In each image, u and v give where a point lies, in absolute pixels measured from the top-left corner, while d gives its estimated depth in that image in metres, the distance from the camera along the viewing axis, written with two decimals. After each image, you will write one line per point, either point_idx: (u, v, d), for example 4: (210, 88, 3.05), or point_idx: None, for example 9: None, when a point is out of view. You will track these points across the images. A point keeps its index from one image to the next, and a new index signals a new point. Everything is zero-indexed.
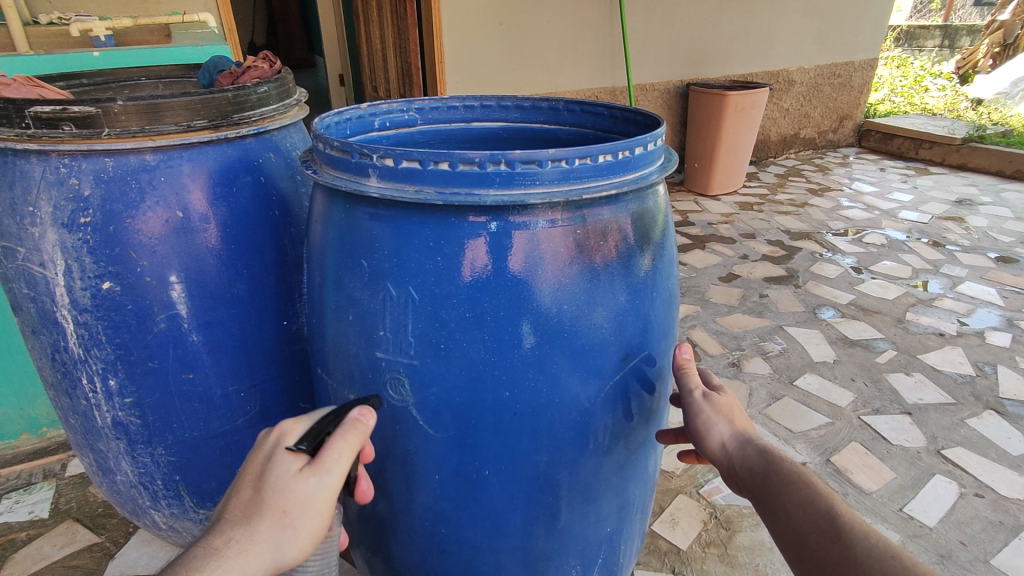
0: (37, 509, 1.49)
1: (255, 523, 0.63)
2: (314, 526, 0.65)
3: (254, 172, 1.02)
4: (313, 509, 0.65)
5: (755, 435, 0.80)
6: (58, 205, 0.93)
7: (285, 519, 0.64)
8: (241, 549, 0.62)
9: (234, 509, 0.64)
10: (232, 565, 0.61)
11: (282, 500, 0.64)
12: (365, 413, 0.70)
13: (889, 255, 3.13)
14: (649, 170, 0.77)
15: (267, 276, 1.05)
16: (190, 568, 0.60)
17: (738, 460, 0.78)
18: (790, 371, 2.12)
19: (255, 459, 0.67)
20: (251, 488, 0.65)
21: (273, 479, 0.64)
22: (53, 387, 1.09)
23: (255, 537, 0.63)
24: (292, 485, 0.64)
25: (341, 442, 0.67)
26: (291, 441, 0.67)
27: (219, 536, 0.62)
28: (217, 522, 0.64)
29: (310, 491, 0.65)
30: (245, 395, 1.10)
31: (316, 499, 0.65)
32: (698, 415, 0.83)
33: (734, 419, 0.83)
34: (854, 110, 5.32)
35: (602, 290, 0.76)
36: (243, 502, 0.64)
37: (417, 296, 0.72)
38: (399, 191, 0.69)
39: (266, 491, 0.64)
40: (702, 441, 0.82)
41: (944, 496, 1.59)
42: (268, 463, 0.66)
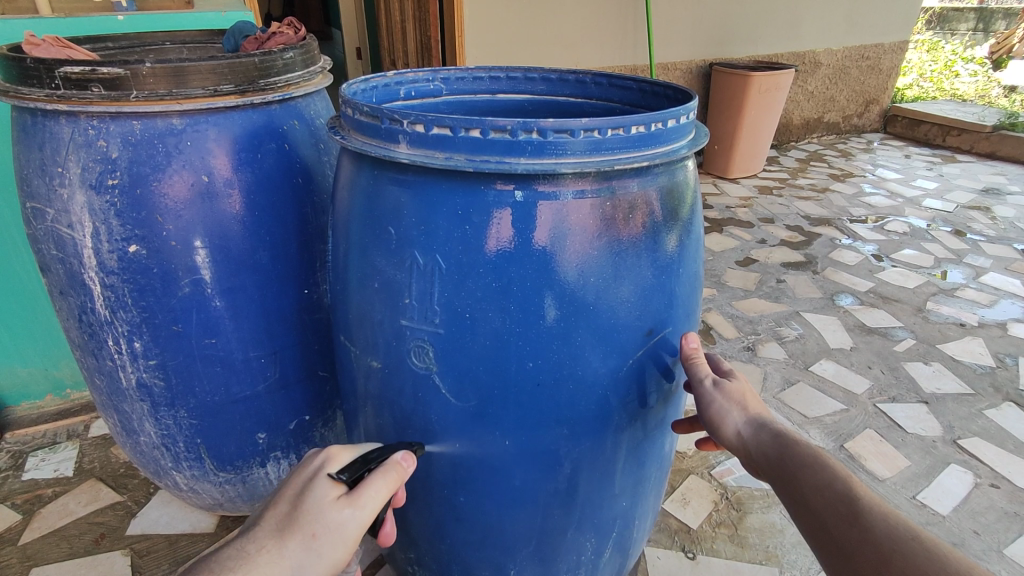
0: (62, 467, 1.53)
1: (286, 539, 0.65)
2: (337, 556, 0.66)
3: (279, 139, 1.02)
4: (340, 538, 0.66)
5: (768, 419, 0.80)
6: (86, 166, 0.93)
7: (313, 543, 0.65)
8: (269, 559, 0.63)
9: (270, 520, 0.66)
10: (260, 573, 0.62)
11: (316, 523, 0.65)
12: (406, 460, 0.73)
13: (911, 243, 3.08)
14: (680, 143, 0.76)
15: (290, 243, 1.05)
16: (223, 567, 0.62)
17: (753, 447, 0.78)
18: (805, 357, 2.10)
19: (298, 477, 0.70)
20: (289, 504, 0.67)
21: (311, 501, 0.66)
22: (79, 347, 1.11)
23: (283, 552, 0.64)
24: (326, 511, 0.66)
25: (378, 480, 0.70)
26: (334, 469, 0.70)
27: (252, 542, 0.64)
28: (252, 529, 0.66)
29: (341, 520, 0.67)
30: (265, 361, 1.11)
31: (345, 530, 0.67)
32: (711, 403, 0.82)
33: (748, 405, 0.82)
34: (881, 94, 5.19)
35: (627, 265, 0.75)
36: (279, 516, 0.66)
37: (444, 265, 0.72)
38: (430, 158, 0.68)
39: (301, 512, 0.66)
40: (717, 429, 0.82)
41: (958, 485, 1.59)
42: (309, 485, 0.68)
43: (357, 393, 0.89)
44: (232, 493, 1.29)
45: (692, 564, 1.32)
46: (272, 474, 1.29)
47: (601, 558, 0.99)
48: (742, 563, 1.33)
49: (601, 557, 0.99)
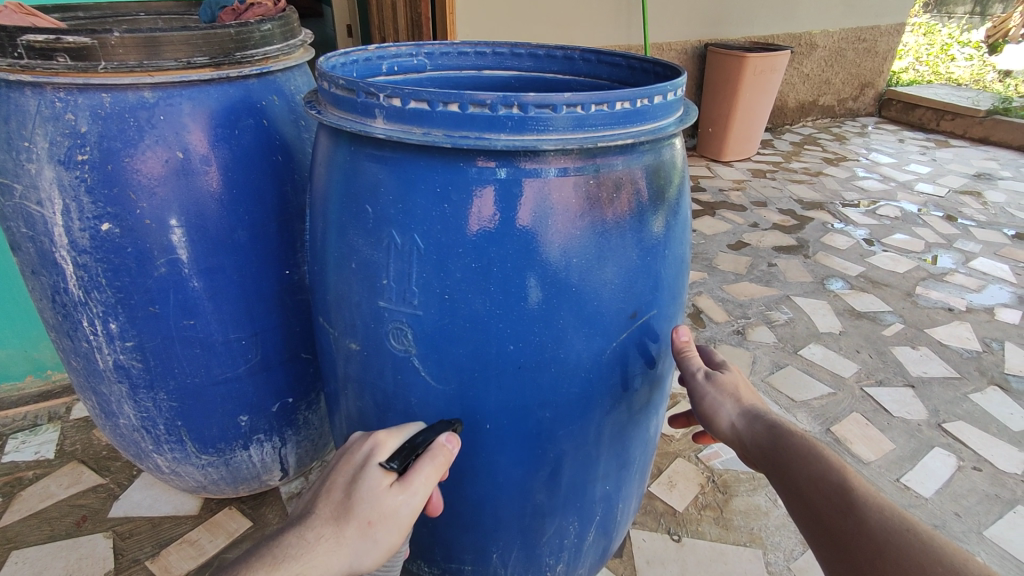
0: (43, 449, 1.52)
1: (343, 527, 0.65)
2: (393, 542, 0.67)
3: (257, 115, 0.99)
4: (395, 525, 0.67)
5: (761, 411, 0.81)
6: (54, 140, 0.90)
7: (370, 529, 0.65)
8: (328, 547, 0.64)
9: (324, 507, 0.66)
10: (320, 561, 0.63)
11: (372, 511, 0.66)
12: (450, 445, 0.71)
13: (902, 228, 3.08)
14: (667, 121, 0.74)
15: (269, 223, 1.03)
16: (285, 555, 0.62)
17: (747, 438, 0.79)
18: (794, 341, 2.10)
19: (347, 464, 0.69)
20: (342, 492, 0.67)
21: (365, 490, 0.66)
22: (54, 329, 1.08)
23: (341, 540, 0.65)
24: (380, 500, 0.66)
25: (430, 466, 0.69)
26: (383, 457, 0.69)
27: (310, 530, 0.64)
28: (308, 515, 0.66)
29: (396, 506, 0.67)
30: (246, 343, 1.10)
31: (400, 516, 0.67)
32: (704, 397, 0.83)
33: (741, 397, 0.83)
34: (877, 78, 5.15)
35: (612, 246, 0.74)
36: (333, 503, 0.66)
37: (422, 244, 0.70)
38: (407, 133, 0.66)
39: (356, 500, 0.66)
40: (712, 422, 0.83)
41: (941, 468, 1.60)
42: (360, 473, 0.68)
43: (337, 376, 0.87)
44: (216, 475, 1.28)
45: (677, 546, 1.33)
46: (255, 457, 1.27)
47: (584, 540, 0.99)
48: (726, 545, 1.34)
49: (584, 540, 0.98)
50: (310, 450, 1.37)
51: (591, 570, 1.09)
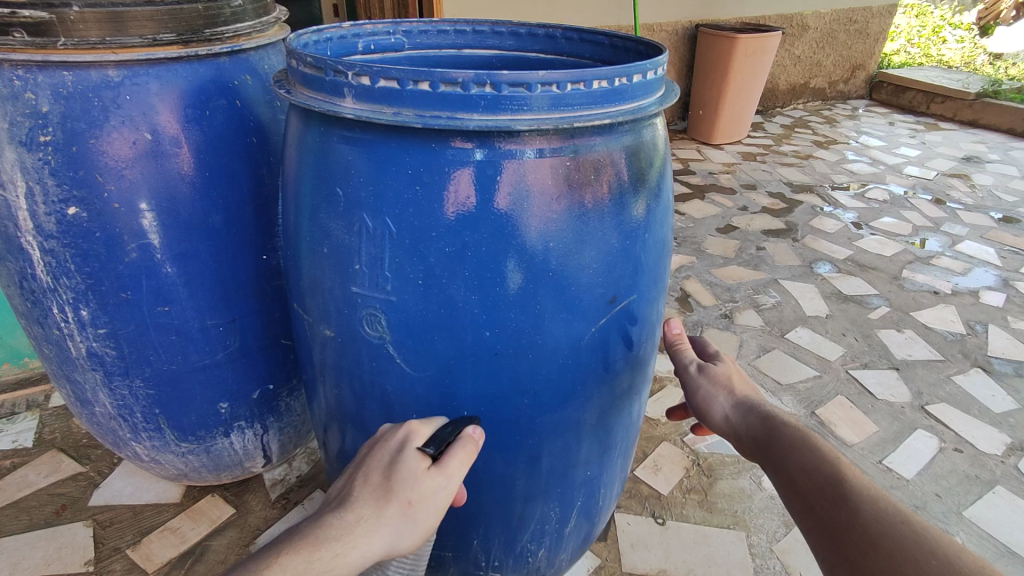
0: (21, 438, 1.49)
1: (383, 508, 0.65)
2: (431, 523, 0.67)
3: (230, 95, 0.95)
4: (433, 507, 0.67)
5: (754, 401, 0.84)
6: (15, 121, 0.87)
7: (410, 510, 0.66)
8: (368, 528, 0.64)
9: (363, 489, 0.66)
10: (361, 541, 0.63)
11: (412, 492, 0.66)
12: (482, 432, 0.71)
13: (890, 211, 3.08)
14: (647, 101, 0.72)
15: (245, 207, 1.00)
16: (325, 536, 0.63)
17: (742, 430, 0.82)
18: (782, 325, 2.10)
19: (383, 448, 0.69)
20: (380, 475, 0.67)
21: (403, 472, 0.66)
22: (24, 316, 1.06)
23: (381, 521, 0.65)
24: (419, 482, 0.66)
25: (465, 450, 0.69)
26: (420, 441, 0.69)
27: (350, 511, 0.64)
28: (347, 497, 0.66)
29: (434, 489, 0.67)
30: (224, 329, 1.08)
31: (438, 499, 0.67)
32: (697, 390, 0.87)
33: (734, 388, 0.86)
34: (869, 59, 5.12)
35: (592, 230, 0.72)
36: (372, 486, 0.66)
37: (394, 228, 0.68)
38: (376, 113, 0.64)
39: (395, 482, 0.66)
40: (706, 414, 0.86)
41: (923, 450, 1.61)
42: (397, 456, 0.68)
43: (313, 363, 0.85)
44: (197, 463, 1.27)
45: (661, 529, 1.33)
46: (237, 445, 1.26)
47: (567, 525, 0.98)
48: (710, 528, 1.34)
49: (566, 525, 0.98)
50: (293, 437, 1.36)
51: (574, 554, 1.09)
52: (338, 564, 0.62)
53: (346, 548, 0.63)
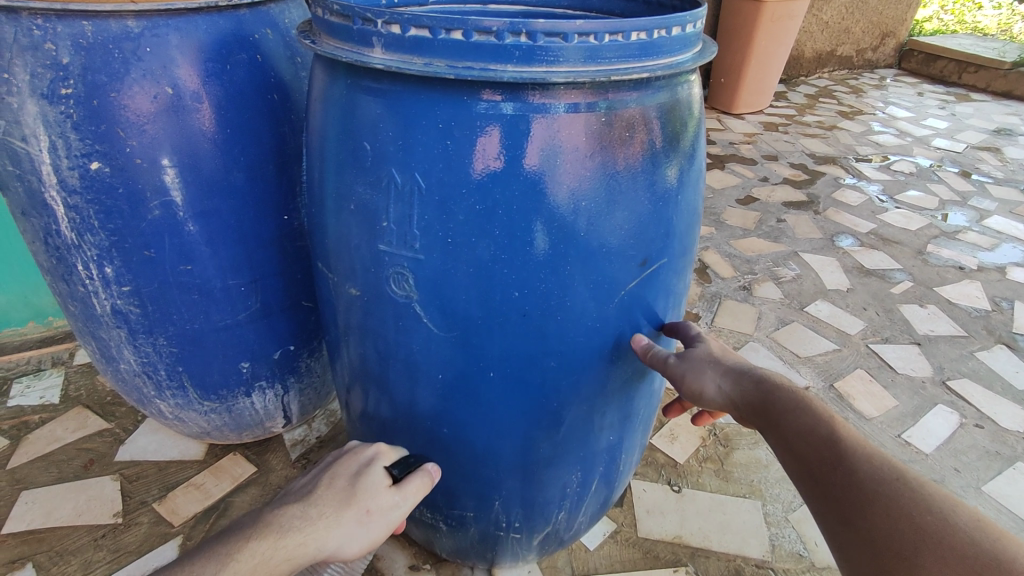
0: (48, 394, 1.52)
1: (345, 510, 0.74)
2: (379, 537, 0.77)
3: (250, 49, 0.94)
4: (386, 521, 0.77)
5: (743, 368, 0.79)
6: (35, 72, 0.85)
7: (367, 518, 0.76)
8: (326, 524, 0.73)
9: (328, 490, 0.75)
10: (318, 534, 0.72)
11: (373, 501, 0.76)
12: (438, 469, 0.84)
13: (916, 184, 3.01)
14: (684, 56, 0.70)
15: (267, 165, 0.99)
16: (289, 524, 0.71)
17: (739, 403, 0.77)
18: (801, 298, 2.08)
19: (352, 460, 0.80)
20: (345, 481, 0.77)
21: (367, 482, 0.77)
22: (49, 273, 1.06)
23: (340, 522, 0.74)
24: (380, 494, 0.77)
25: (422, 479, 0.81)
26: (387, 461, 0.81)
27: (314, 507, 0.73)
28: (310, 493, 0.75)
29: (390, 505, 0.78)
30: (245, 290, 1.08)
31: (391, 514, 0.78)
32: (684, 373, 0.79)
33: (720, 362, 0.80)
34: (899, 27, 4.94)
35: (622, 192, 0.70)
36: (337, 488, 0.76)
37: (424, 184, 0.67)
38: (406, 63, 0.62)
39: (359, 490, 0.76)
40: (698, 395, 0.80)
41: (943, 425, 1.60)
42: (364, 468, 0.79)
43: (337, 323, 0.85)
44: (219, 422, 1.28)
45: (677, 496, 1.34)
46: (258, 404, 1.27)
47: (587, 489, 0.99)
48: (725, 496, 1.35)
49: (587, 489, 0.99)
50: (312, 398, 1.37)
51: (592, 518, 1.10)
52: (294, 550, 0.71)
53: (303, 539, 0.71)
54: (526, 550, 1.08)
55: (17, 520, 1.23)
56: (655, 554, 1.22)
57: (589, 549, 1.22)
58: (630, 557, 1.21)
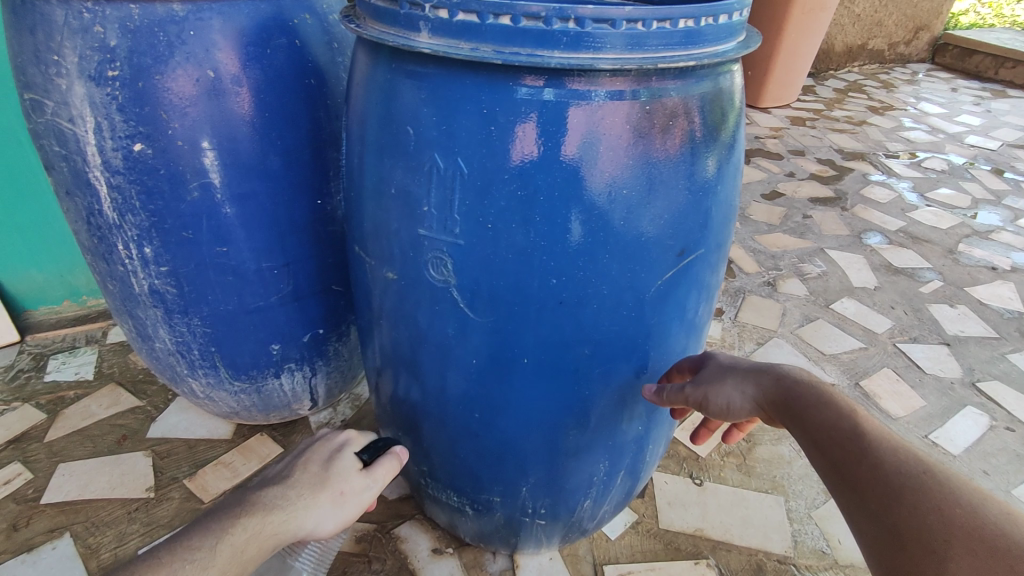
0: (83, 370, 1.56)
1: (320, 491, 0.80)
2: (351, 516, 0.83)
3: (289, 34, 0.95)
4: (357, 502, 0.83)
5: (760, 373, 0.79)
6: (84, 54, 0.87)
7: (340, 499, 0.81)
8: (305, 504, 0.78)
9: (303, 473, 0.81)
10: (298, 513, 0.78)
11: (346, 484, 0.82)
12: (407, 453, 0.90)
13: (947, 182, 2.95)
14: (729, 44, 0.69)
15: (303, 149, 1.01)
16: (272, 503, 0.76)
17: (766, 404, 0.77)
18: (827, 295, 2.05)
19: (324, 447, 0.86)
20: (318, 466, 0.83)
21: (340, 466, 0.83)
22: (90, 252, 1.09)
23: (317, 501, 0.79)
24: (351, 477, 0.83)
25: (390, 462, 0.87)
26: (356, 447, 0.88)
27: (293, 489, 0.79)
28: (286, 477, 0.80)
29: (361, 487, 0.84)
30: (279, 273, 1.09)
31: (362, 496, 0.84)
32: (705, 391, 0.80)
33: (738, 370, 0.80)
34: (934, 20, 4.82)
35: (662, 181, 0.70)
36: (312, 472, 0.81)
37: (466, 169, 0.67)
38: (453, 48, 0.62)
39: (332, 474, 0.82)
40: (724, 409, 0.80)
41: (972, 427, 1.57)
42: (335, 454, 0.85)
43: (371, 307, 0.86)
44: (248, 402, 1.31)
45: (699, 489, 1.34)
46: (287, 386, 1.30)
47: (613, 479, 0.99)
48: (748, 491, 1.35)
49: (613, 479, 0.99)
50: (339, 381, 1.39)
51: (615, 508, 1.10)
52: (277, 527, 0.76)
53: (284, 518, 0.76)
54: (549, 537, 1.09)
55: (55, 491, 1.27)
56: (676, 546, 1.22)
57: (610, 538, 1.23)
58: (650, 548, 1.21)
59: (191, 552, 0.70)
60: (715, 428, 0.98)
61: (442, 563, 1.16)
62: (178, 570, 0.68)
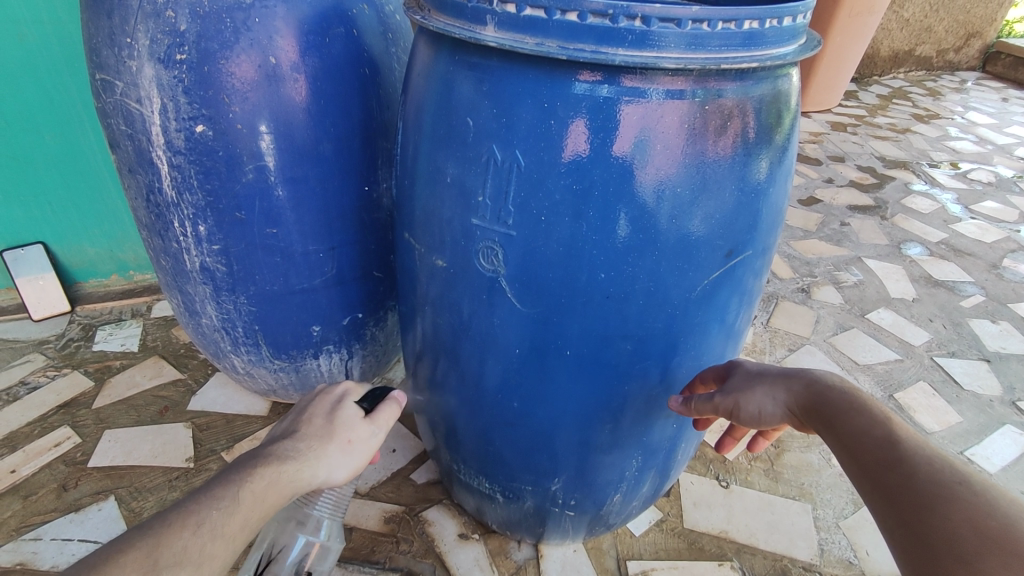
0: (129, 342, 1.62)
1: (329, 440, 0.77)
2: (361, 463, 0.80)
3: (347, 24, 0.98)
4: (365, 448, 0.81)
5: (789, 380, 0.77)
6: (155, 38, 0.91)
7: (349, 447, 0.79)
8: (316, 454, 0.75)
9: (309, 426, 0.78)
10: (310, 462, 0.74)
11: (352, 432, 0.80)
12: (406, 396, 0.88)
13: (994, 195, 2.87)
14: (789, 47, 0.69)
15: (354, 137, 1.03)
16: (282, 456, 0.72)
17: (797, 411, 0.76)
18: (862, 304, 2.02)
19: (325, 400, 0.83)
20: (322, 418, 0.79)
21: (344, 416, 0.81)
22: (147, 228, 1.13)
23: (327, 450, 0.76)
24: (356, 424, 0.80)
25: (390, 408, 0.85)
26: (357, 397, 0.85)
27: (302, 441, 0.75)
28: (293, 432, 0.76)
29: (368, 434, 0.81)
30: (324, 256, 1.12)
31: (370, 442, 0.81)
32: (737, 399, 0.79)
33: (767, 377, 0.79)
34: (986, 27, 4.66)
35: (712, 183, 0.70)
36: (318, 424, 0.78)
37: (522, 162, 0.69)
38: (519, 42, 0.64)
39: (337, 424, 0.79)
40: (757, 417, 0.78)
41: (1009, 445, 1.54)
42: (338, 405, 0.82)
43: (416, 293, 0.88)
44: (286, 380, 1.34)
45: (725, 492, 1.34)
46: (324, 367, 1.33)
47: (643, 475, 1.00)
48: (774, 496, 1.34)
49: (644, 475, 1.00)
50: (373, 365, 1.42)
51: (643, 504, 1.11)
52: (293, 478, 0.72)
53: (297, 468, 0.72)
54: (576, 529, 1.10)
55: (101, 456, 1.32)
56: (700, 546, 1.23)
57: (634, 534, 1.23)
58: (674, 547, 1.22)
59: (216, 501, 0.65)
60: (742, 435, 0.93)
61: (468, 549, 1.18)
62: (206, 519, 0.63)
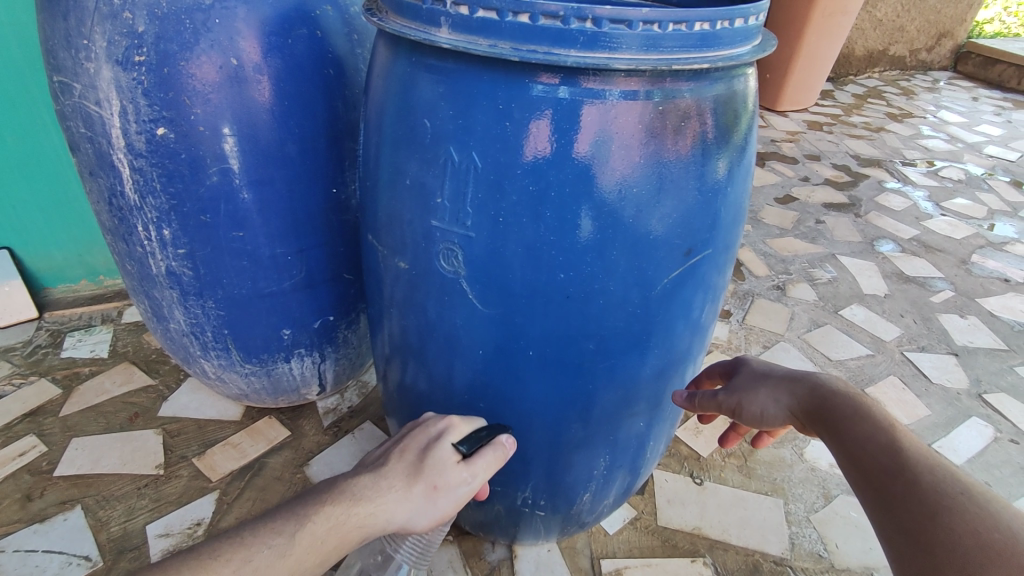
0: (98, 348, 1.60)
1: (413, 483, 0.73)
2: (446, 511, 0.75)
3: (311, 25, 0.97)
4: (453, 497, 0.75)
5: (793, 382, 0.81)
6: (112, 40, 0.89)
7: (434, 493, 0.74)
8: (395, 497, 0.72)
9: (398, 463, 0.74)
10: (387, 505, 0.72)
11: (442, 478, 0.74)
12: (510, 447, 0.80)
13: (964, 192, 2.92)
14: (744, 48, 0.70)
15: (319, 137, 1.03)
16: (360, 493, 0.71)
17: (798, 413, 0.79)
18: (836, 301, 2.05)
19: (422, 434, 0.78)
20: (413, 456, 0.75)
21: (435, 457, 0.75)
22: (111, 232, 1.11)
23: (408, 495, 0.73)
24: (447, 470, 0.75)
25: (491, 455, 0.78)
26: (455, 436, 0.77)
27: (384, 478, 0.73)
28: (380, 464, 0.75)
29: (458, 481, 0.75)
30: (292, 259, 1.11)
31: (459, 490, 0.75)
32: (740, 397, 0.84)
33: (772, 378, 0.83)
34: (957, 27, 4.76)
35: (671, 183, 0.71)
36: (406, 462, 0.75)
37: (479, 163, 0.69)
38: (472, 44, 0.64)
39: (426, 465, 0.74)
40: (759, 417, 0.83)
41: (976, 438, 1.57)
42: (434, 443, 0.76)
43: (382, 296, 0.88)
44: (258, 385, 1.33)
45: (698, 489, 1.35)
46: (296, 370, 1.32)
47: (613, 474, 1.01)
48: (747, 492, 1.35)
49: (613, 474, 1.01)
50: (347, 368, 1.41)
51: (615, 502, 1.11)
52: (365, 518, 0.71)
53: (371, 509, 0.71)
54: (548, 529, 1.10)
55: (68, 464, 1.30)
56: (673, 543, 1.24)
57: (608, 533, 1.24)
58: (648, 544, 1.23)
59: (272, 537, 0.69)
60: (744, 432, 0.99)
61: (442, 551, 1.18)
62: (254, 557, 0.67)
